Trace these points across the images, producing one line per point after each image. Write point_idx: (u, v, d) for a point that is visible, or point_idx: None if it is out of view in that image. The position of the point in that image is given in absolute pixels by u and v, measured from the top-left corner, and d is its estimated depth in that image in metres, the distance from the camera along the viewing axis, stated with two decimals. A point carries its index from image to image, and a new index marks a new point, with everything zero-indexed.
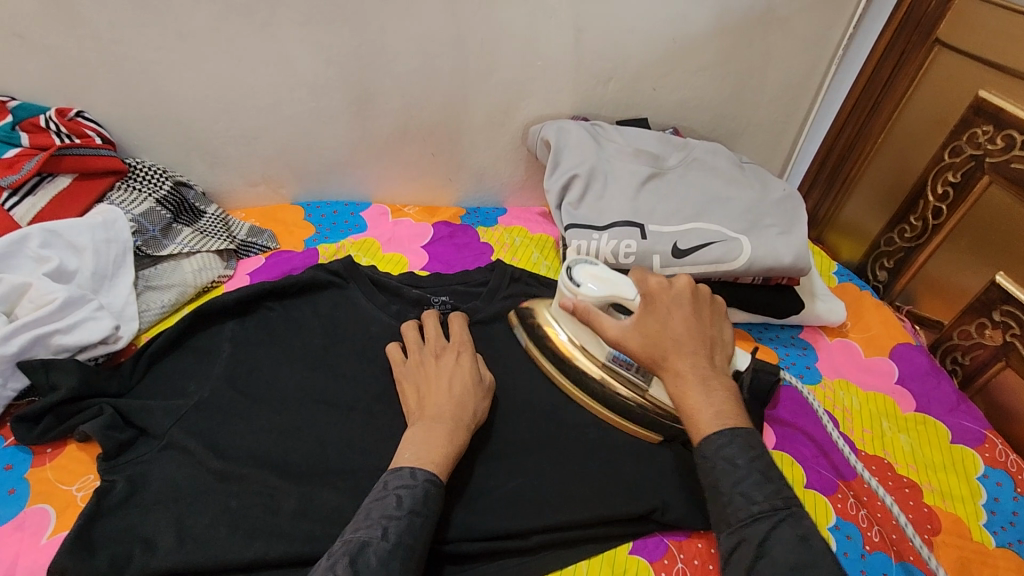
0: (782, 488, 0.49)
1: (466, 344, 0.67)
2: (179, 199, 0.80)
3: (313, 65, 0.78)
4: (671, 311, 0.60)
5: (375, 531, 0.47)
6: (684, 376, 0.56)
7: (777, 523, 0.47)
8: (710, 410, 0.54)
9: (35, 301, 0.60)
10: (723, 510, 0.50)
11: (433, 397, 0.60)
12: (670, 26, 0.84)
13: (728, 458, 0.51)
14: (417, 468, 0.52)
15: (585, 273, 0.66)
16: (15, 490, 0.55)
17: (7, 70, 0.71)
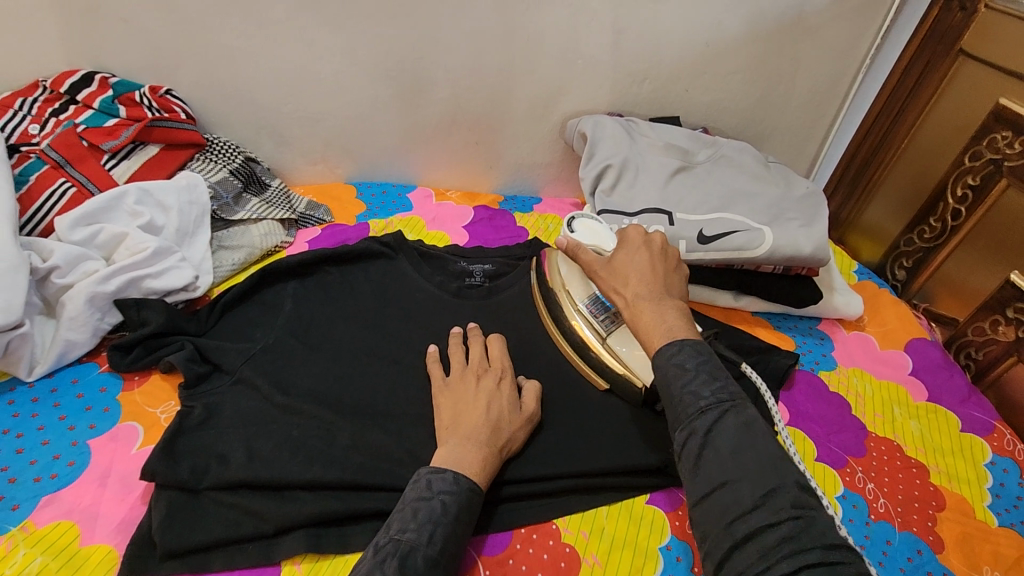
0: (728, 385, 0.52)
1: (506, 368, 0.68)
2: (249, 171, 0.89)
3: (374, 56, 0.86)
4: (640, 252, 0.68)
5: (422, 537, 0.51)
6: (640, 297, 0.63)
7: (723, 414, 0.50)
8: (662, 326, 0.59)
9: (130, 249, 0.69)
10: (675, 409, 0.53)
11: (468, 417, 0.61)
12: (704, 31, 0.90)
13: (678, 363, 0.54)
14: (460, 474, 0.56)
15: (581, 224, 0.77)
16: (109, 408, 0.62)
17: (110, 50, 0.80)
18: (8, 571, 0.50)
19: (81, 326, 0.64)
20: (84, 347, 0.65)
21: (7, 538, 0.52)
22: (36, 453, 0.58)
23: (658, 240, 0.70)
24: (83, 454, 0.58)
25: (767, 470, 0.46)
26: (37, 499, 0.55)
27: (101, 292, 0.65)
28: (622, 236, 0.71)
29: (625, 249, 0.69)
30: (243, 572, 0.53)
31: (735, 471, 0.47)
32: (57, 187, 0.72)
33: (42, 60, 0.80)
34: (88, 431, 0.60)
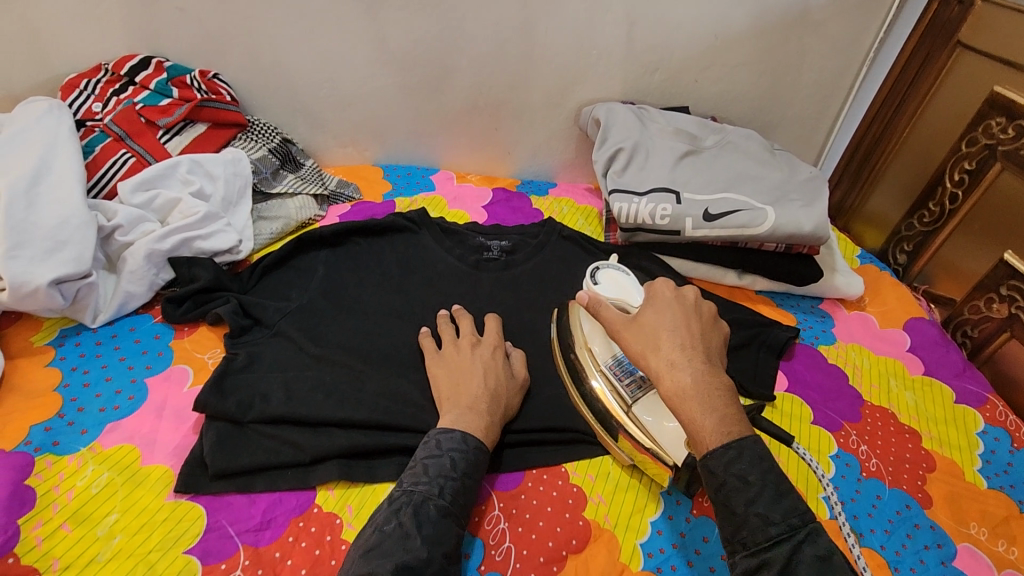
0: (798, 503, 0.46)
1: (499, 341, 0.71)
2: (285, 150, 0.96)
3: (404, 44, 0.93)
4: (672, 311, 0.56)
5: (434, 489, 0.54)
6: (681, 374, 0.51)
7: (798, 545, 0.44)
8: (714, 418, 0.49)
9: (183, 213, 0.76)
10: (738, 530, 0.47)
11: (467, 386, 0.64)
12: (713, 24, 0.96)
13: (738, 474, 0.47)
14: (468, 434, 0.59)
15: (606, 275, 0.74)
16: (163, 353, 0.69)
17: (166, 37, 0.88)
18: (80, 483, 0.56)
19: (139, 280, 0.71)
20: (141, 299, 0.72)
21: (77, 456, 0.58)
22: (100, 388, 0.64)
23: (692, 293, 0.58)
24: (141, 390, 0.65)
25: None
26: (102, 426, 0.61)
27: (157, 250, 0.72)
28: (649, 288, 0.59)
29: (655, 308, 0.57)
30: (283, 493, 0.59)
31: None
32: (119, 157, 0.80)
33: (105, 46, 0.88)
34: (145, 371, 0.67)
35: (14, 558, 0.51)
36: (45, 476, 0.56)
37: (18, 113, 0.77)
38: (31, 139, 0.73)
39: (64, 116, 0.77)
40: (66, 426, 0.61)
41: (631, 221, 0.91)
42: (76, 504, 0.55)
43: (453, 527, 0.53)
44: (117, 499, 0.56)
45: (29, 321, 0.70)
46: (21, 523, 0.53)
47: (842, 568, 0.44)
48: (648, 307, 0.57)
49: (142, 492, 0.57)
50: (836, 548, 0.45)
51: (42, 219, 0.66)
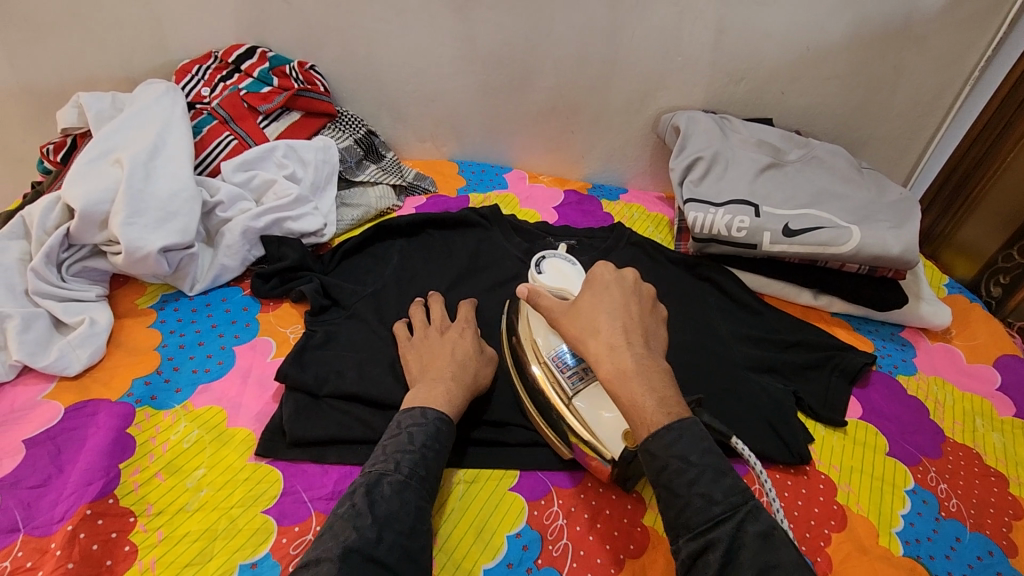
0: (738, 483, 0.49)
1: (469, 323, 0.72)
2: (369, 142, 1.00)
3: (491, 44, 0.95)
4: (609, 296, 0.60)
5: (390, 465, 0.54)
6: (622, 359, 0.55)
7: (740, 525, 0.47)
8: (653, 399, 0.53)
9: (277, 194, 0.81)
10: (681, 512, 0.49)
11: (436, 363, 0.65)
12: (806, 34, 0.93)
13: (681, 455, 0.50)
14: (428, 408, 0.59)
15: (550, 265, 0.75)
16: (250, 323, 0.74)
17: (272, 30, 0.94)
18: (173, 437, 0.60)
19: (234, 254, 0.76)
20: (234, 272, 0.77)
21: (172, 412, 0.63)
22: (193, 350, 0.69)
23: (631, 280, 0.62)
24: (230, 356, 0.69)
25: None
26: (195, 386, 0.66)
27: (253, 228, 0.77)
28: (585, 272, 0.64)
29: (593, 292, 0.61)
30: (353, 467, 0.61)
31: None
32: (222, 140, 0.86)
33: (216, 36, 0.95)
34: (234, 339, 0.72)
35: (114, 499, 0.55)
36: (143, 427, 0.61)
37: (139, 94, 0.84)
38: (150, 118, 0.79)
39: (178, 98, 0.83)
40: (163, 382, 0.65)
41: (706, 231, 0.89)
42: (169, 456, 0.59)
43: (411, 500, 0.52)
44: (204, 455, 0.60)
45: (134, 285, 0.76)
46: (121, 467, 0.57)
47: (781, 542, 0.47)
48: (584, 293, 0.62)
49: (226, 451, 0.60)
50: (774, 525, 0.48)
51: (156, 191, 0.71)
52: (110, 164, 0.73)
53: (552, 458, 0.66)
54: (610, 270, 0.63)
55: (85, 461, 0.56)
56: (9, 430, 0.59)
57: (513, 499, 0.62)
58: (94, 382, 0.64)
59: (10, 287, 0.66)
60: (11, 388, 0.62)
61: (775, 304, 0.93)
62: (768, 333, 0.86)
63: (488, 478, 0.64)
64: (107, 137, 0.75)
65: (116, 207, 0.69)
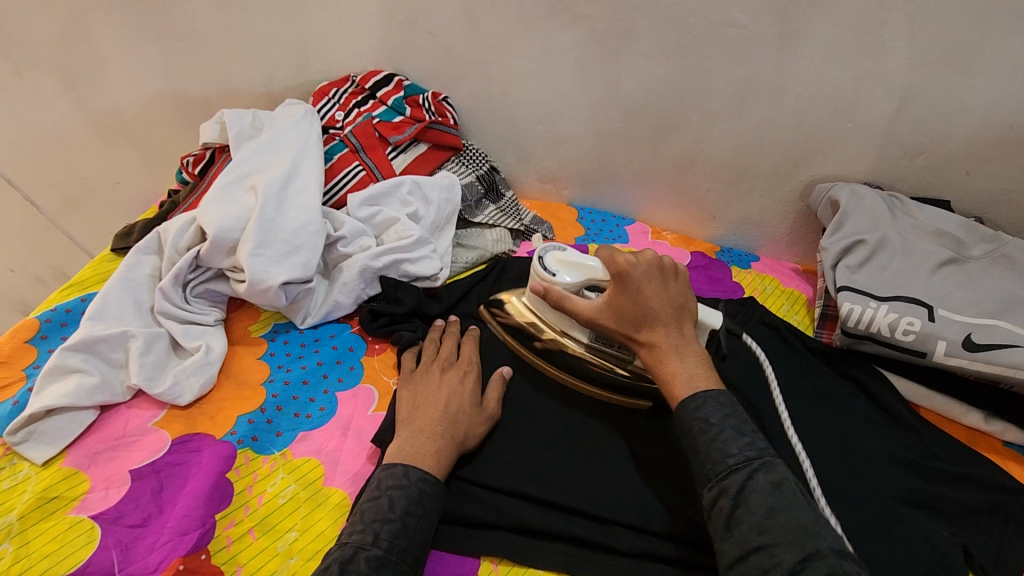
0: (756, 441, 0.53)
1: (472, 364, 0.68)
2: (491, 179, 0.96)
3: (636, 91, 0.88)
4: (642, 290, 0.62)
5: (367, 537, 0.49)
6: (658, 348, 0.61)
7: (752, 474, 0.50)
8: (686, 373, 0.59)
9: (398, 234, 0.78)
10: (704, 467, 0.54)
11: (426, 410, 0.61)
12: (1014, 112, 0.79)
13: (703, 418, 0.55)
14: (409, 467, 0.55)
15: (556, 260, 0.71)
16: (354, 367, 0.71)
17: (412, 59, 0.92)
18: (270, 489, 0.58)
19: (348, 292, 0.74)
20: (346, 310, 0.74)
21: (271, 459, 0.60)
22: (298, 390, 0.67)
23: (661, 266, 0.64)
24: (332, 403, 0.66)
25: (799, 530, 0.46)
26: (296, 432, 0.63)
27: (371, 267, 0.75)
28: (610, 261, 0.65)
29: (623, 285, 0.63)
30: (445, 555, 0.58)
31: (769, 534, 0.46)
32: (351, 169, 0.85)
33: (357, 60, 0.94)
34: (338, 383, 0.69)
35: (207, 555, 0.52)
36: (242, 473, 0.58)
37: (278, 115, 0.84)
38: (286, 143, 0.79)
39: (315, 123, 0.83)
40: (266, 423, 0.63)
41: (862, 327, 0.77)
42: (264, 512, 0.56)
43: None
44: (298, 516, 0.56)
45: (250, 310, 0.75)
46: (217, 518, 0.55)
47: (793, 492, 0.49)
48: (613, 283, 0.64)
49: (320, 514, 0.57)
50: (788, 477, 0.50)
51: (285, 223, 0.70)
52: (245, 191, 0.72)
53: None
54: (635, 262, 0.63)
55: (184, 505, 0.54)
56: (119, 456, 0.58)
57: None
58: (202, 415, 0.63)
59: (138, 304, 0.67)
60: (126, 409, 0.62)
61: (932, 420, 0.79)
62: (926, 459, 0.73)
63: None
64: (245, 161, 0.75)
65: (246, 236, 0.68)
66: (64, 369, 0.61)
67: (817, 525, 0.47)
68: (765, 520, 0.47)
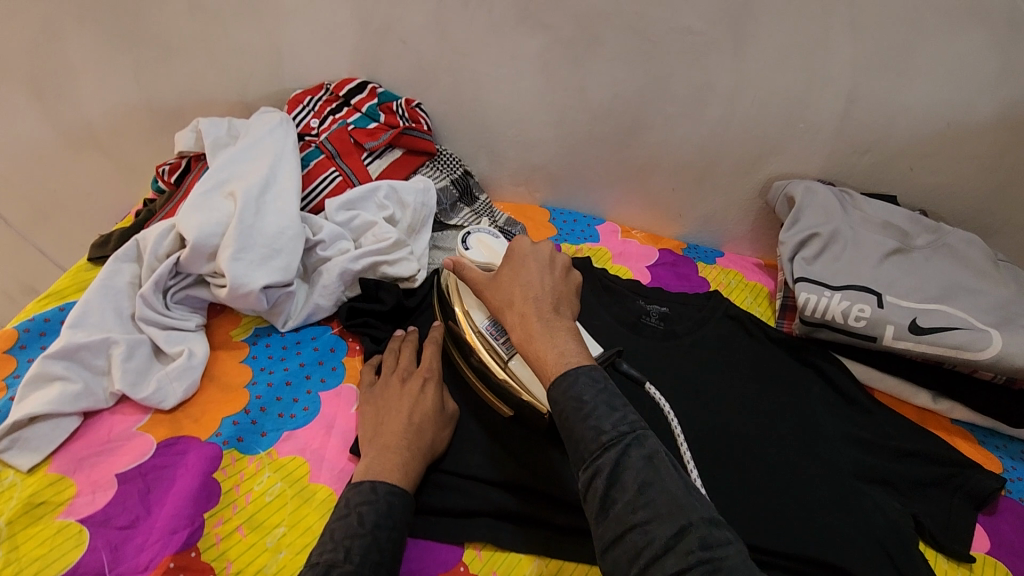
0: (628, 414, 0.49)
1: (433, 370, 0.69)
2: (465, 182, 0.98)
3: (601, 95, 0.92)
4: (527, 267, 0.63)
5: (339, 554, 0.49)
6: (529, 319, 0.58)
7: (625, 450, 0.47)
8: (554, 352, 0.55)
9: (376, 237, 0.80)
10: (577, 446, 0.49)
11: (390, 425, 0.62)
12: (949, 111, 0.85)
13: (576, 397, 0.50)
14: (377, 482, 0.55)
15: (477, 240, 0.73)
16: (336, 368, 0.72)
17: (385, 66, 0.94)
18: (256, 487, 0.59)
19: (329, 295, 0.76)
20: (326, 312, 0.76)
21: (257, 459, 0.62)
22: (281, 392, 0.68)
23: (547, 250, 0.65)
24: (315, 402, 0.68)
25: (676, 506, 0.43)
26: (281, 432, 0.65)
27: (350, 270, 0.77)
28: (512, 246, 0.66)
29: (512, 264, 0.64)
30: (433, 544, 0.60)
31: (645, 511, 0.44)
32: (327, 175, 0.87)
33: (331, 68, 0.96)
34: (321, 383, 0.70)
35: (196, 553, 0.53)
36: (228, 473, 0.60)
37: (254, 123, 0.85)
38: (264, 150, 0.80)
39: (291, 130, 0.84)
40: (250, 424, 0.65)
41: (818, 315, 0.82)
42: (252, 510, 0.57)
43: None
44: (286, 512, 0.58)
45: (231, 315, 0.76)
46: (205, 517, 0.56)
47: (666, 466, 0.46)
48: (507, 265, 0.65)
49: (307, 510, 0.58)
50: (660, 450, 0.47)
51: (264, 228, 0.72)
52: (224, 197, 0.74)
53: None
54: (528, 247, 0.65)
55: (172, 506, 0.56)
56: (104, 461, 0.59)
57: None
58: (186, 418, 0.64)
59: (119, 311, 0.68)
60: (109, 415, 0.63)
61: (886, 402, 0.85)
62: (880, 438, 0.78)
63: (574, 571, 0.59)
64: (223, 168, 0.77)
65: (227, 241, 0.69)
66: (46, 377, 0.61)
67: (685, 496, 0.44)
68: (644, 498, 0.44)
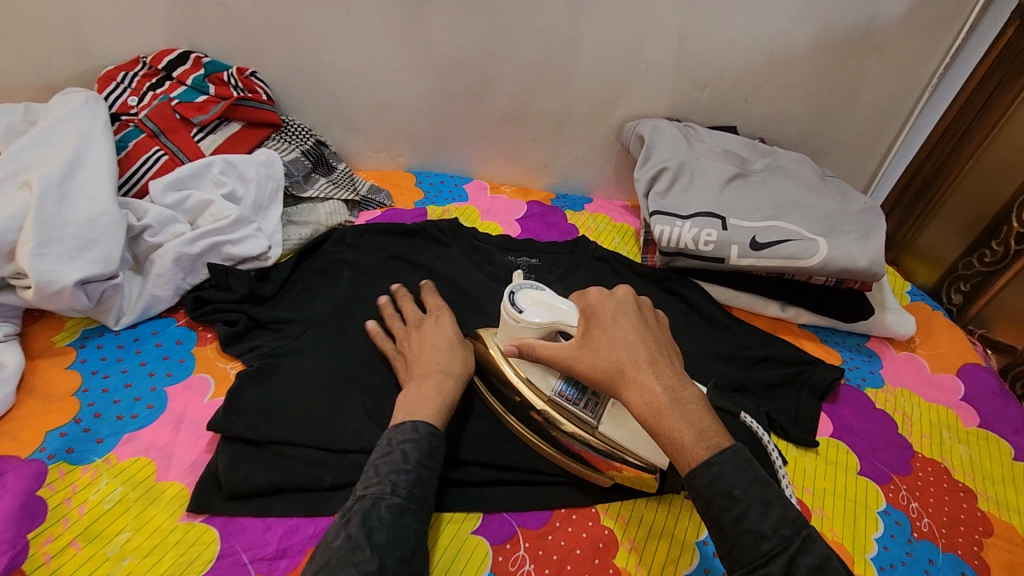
0: (792, 514, 0.46)
1: (440, 311, 0.71)
2: (318, 153, 0.94)
3: (446, 49, 0.90)
4: (620, 324, 0.56)
5: (386, 487, 0.51)
6: (652, 390, 0.51)
7: (793, 557, 0.44)
8: (692, 431, 0.49)
9: (214, 216, 0.74)
10: (731, 549, 0.47)
11: (430, 355, 0.64)
12: (769, 41, 0.90)
13: (724, 491, 0.47)
14: (419, 422, 0.56)
15: (528, 299, 0.63)
16: (184, 360, 0.67)
17: (208, 33, 0.87)
18: (92, 497, 0.55)
19: (165, 284, 0.70)
20: (166, 303, 0.71)
21: (92, 467, 0.57)
22: (120, 394, 0.63)
23: (624, 290, 0.60)
24: (161, 399, 0.63)
25: None
26: (120, 436, 0.59)
27: (186, 254, 0.71)
28: (585, 297, 0.61)
29: (602, 325, 0.57)
30: (299, 520, 0.56)
31: None
32: (150, 156, 0.80)
33: (145, 39, 0.87)
34: (166, 378, 0.65)
35: None
36: (57, 488, 0.55)
37: (53, 105, 0.76)
38: (65, 133, 0.71)
39: (100, 109, 0.76)
40: (82, 433, 0.59)
41: (673, 245, 0.86)
42: (87, 521, 0.53)
43: (411, 525, 0.49)
44: (130, 515, 0.54)
45: (52, 320, 0.69)
46: (30, 537, 0.51)
47: (837, 572, 0.44)
48: (585, 326, 0.58)
49: (154, 510, 0.55)
50: (828, 552, 0.45)
51: (72, 217, 0.65)
52: (17, 188, 0.65)
53: (518, 498, 0.62)
54: (613, 296, 0.60)
55: None
56: None
57: (476, 544, 0.58)
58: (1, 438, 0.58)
59: None
60: None
61: (742, 317, 0.91)
62: (738, 349, 0.83)
63: (449, 522, 0.60)
64: (14, 157, 0.68)
65: (25, 236, 0.62)
66: None
67: None
68: None
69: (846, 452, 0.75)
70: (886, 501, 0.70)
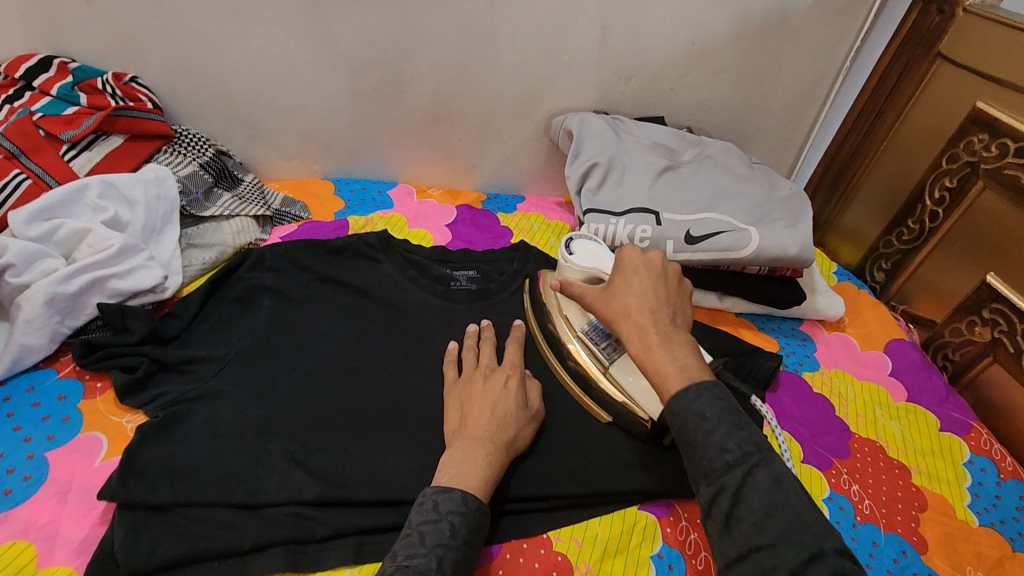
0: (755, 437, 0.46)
1: (517, 368, 0.65)
2: (220, 165, 0.84)
3: (354, 44, 0.83)
4: (638, 275, 0.59)
5: (431, 563, 0.45)
6: (648, 330, 0.53)
7: (750, 466, 0.44)
8: (676, 365, 0.50)
9: (93, 246, 0.65)
10: (696, 463, 0.47)
11: (476, 421, 0.58)
12: (690, 29, 0.89)
13: (697, 411, 0.47)
14: (469, 494, 0.50)
15: (581, 246, 0.72)
16: (69, 418, 0.59)
17: (74, 34, 0.76)
18: None
19: (37, 330, 0.61)
20: (41, 352, 0.61)
21: None
22: None
23: (657, 254, 0.60)
24: (41, 467, 0.55)
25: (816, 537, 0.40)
26: None
27: (61, 293, 0.62)
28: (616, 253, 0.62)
29: (621, 270, 0.60)
30: None
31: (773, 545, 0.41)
32: (12, 178, 0.68)
33: None
34: (47, 442, 0.57)
35: None
36: None
37: None
38: None
39: None
40: None
41: (609, 244, 0.84)
42: None
43: None
44: None
45: None
46: None
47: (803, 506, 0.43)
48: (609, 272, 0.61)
49: None
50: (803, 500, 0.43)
51: None
52: None
53: None
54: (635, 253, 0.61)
55: None
56: None
57: None
58: None
59: None
60: None
61: None
62: None
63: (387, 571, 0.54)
64: None
65: None
66: None
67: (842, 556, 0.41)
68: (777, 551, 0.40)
69: (794, 441, 0.76)
70: (829, 488, 0.71)
